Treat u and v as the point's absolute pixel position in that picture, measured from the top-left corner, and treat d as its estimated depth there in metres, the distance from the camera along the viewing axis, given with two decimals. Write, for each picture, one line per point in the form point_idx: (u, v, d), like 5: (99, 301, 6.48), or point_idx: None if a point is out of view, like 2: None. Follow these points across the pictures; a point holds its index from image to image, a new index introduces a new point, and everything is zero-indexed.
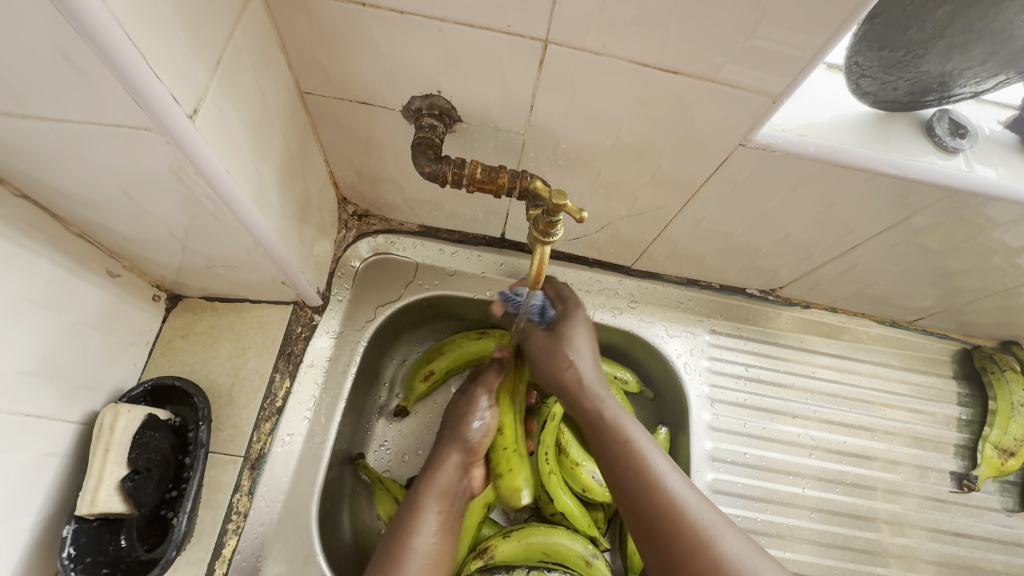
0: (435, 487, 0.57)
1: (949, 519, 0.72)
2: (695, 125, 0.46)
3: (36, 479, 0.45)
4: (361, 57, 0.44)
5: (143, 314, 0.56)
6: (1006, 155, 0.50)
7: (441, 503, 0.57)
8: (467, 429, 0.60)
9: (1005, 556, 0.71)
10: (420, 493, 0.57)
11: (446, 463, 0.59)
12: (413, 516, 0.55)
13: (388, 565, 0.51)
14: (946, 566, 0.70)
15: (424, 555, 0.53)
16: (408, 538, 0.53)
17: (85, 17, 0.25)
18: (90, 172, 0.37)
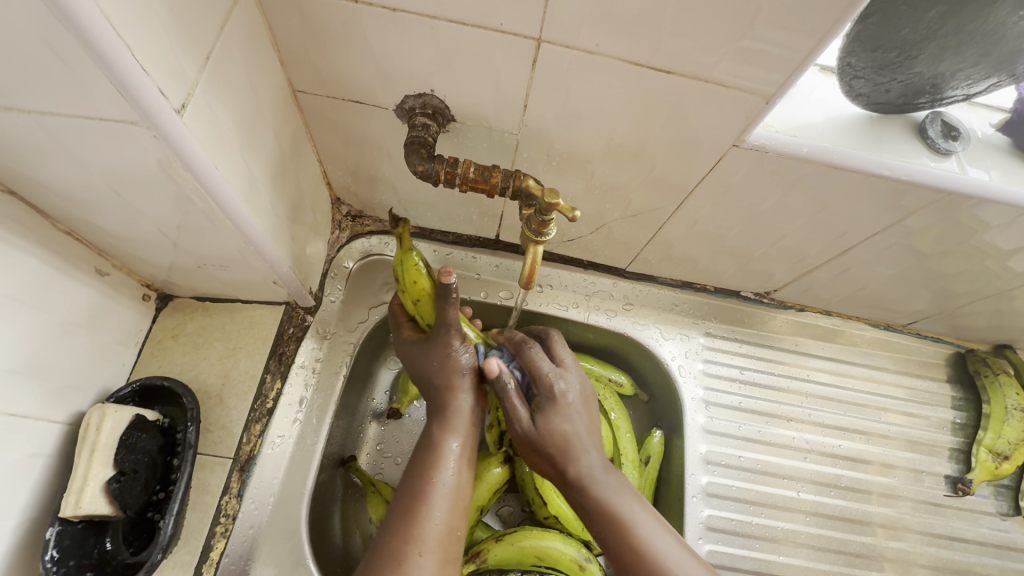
0: (453, 423, 0.51)
1: (943, 523, 0.72)
2: (688, 127, 0.46)
3: (19, 481, 0.44)
4: (354, 55, 0.44)
5: (132, 313, 0.56)
6: (998, 158, 0.50)
7: (461, 433, 0.51)
8: (461, 362, 0.52)
9: (1000, 561, 0.71)
10: (436, 427, 0.51)
11: (454, 395, 0.52)
12: (432, 454, 0.49)
13: (415, 506, 0.45)
14: (942, 571, 0.70)
15: (449, 485, 0.47)
16: (428, 473, 0.47)
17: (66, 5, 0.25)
18: (77, 167, 0.37)
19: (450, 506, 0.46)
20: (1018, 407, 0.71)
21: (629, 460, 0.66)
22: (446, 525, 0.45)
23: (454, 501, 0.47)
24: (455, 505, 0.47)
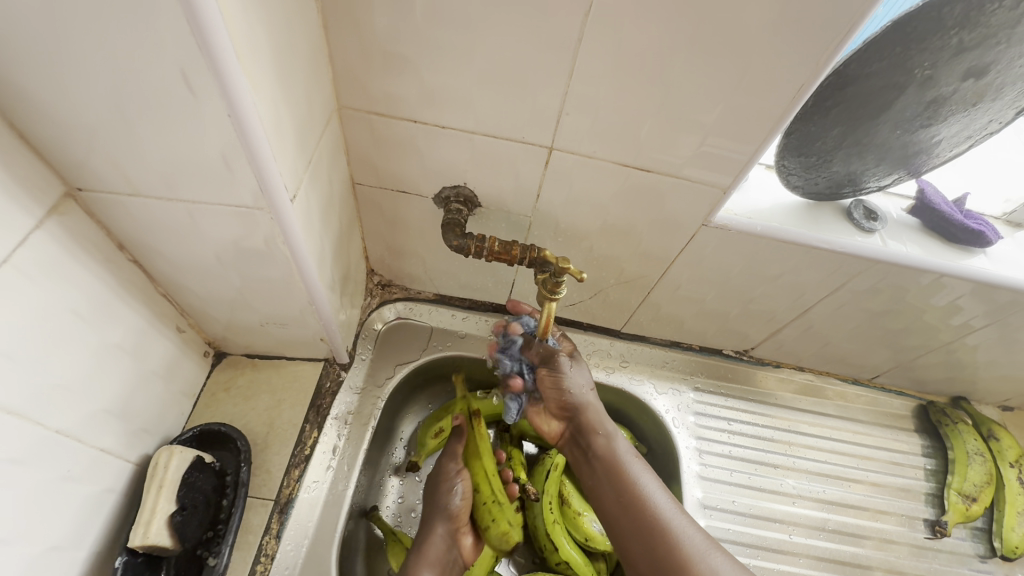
0: (425, 559, 0.62)
1: (929, 565, 0.76)
2: (668, 210, 0.58)
3: (95, 513, 0.50)
4: (407, 158, 0.57)
5: (195, 367, 0.63)
6: (913, 234, 0.63)
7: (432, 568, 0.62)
8: (446, 500, 0.67)
9: None
10: (413, 561, 0.63)
11: (431, 534, 0.64)
12: None
13: None
14: None
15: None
16: None
17: (251, 140, 0.36)
18: (198, 243, 0.47)
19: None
20: (978, 452, 0.78)
21: None
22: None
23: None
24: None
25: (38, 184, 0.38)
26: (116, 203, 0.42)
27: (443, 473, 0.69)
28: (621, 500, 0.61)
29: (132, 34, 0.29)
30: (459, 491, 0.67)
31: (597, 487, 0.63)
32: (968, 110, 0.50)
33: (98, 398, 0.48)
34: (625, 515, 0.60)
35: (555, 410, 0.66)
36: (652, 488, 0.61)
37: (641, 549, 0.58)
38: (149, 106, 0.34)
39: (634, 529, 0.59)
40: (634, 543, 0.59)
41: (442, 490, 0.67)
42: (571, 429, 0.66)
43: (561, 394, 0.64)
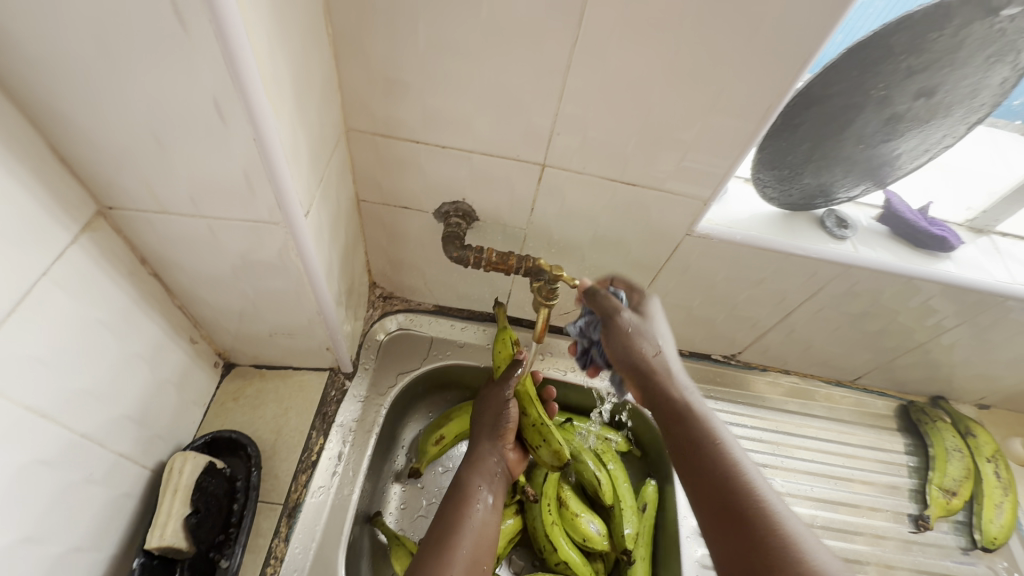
0: (479, 470, 0.67)
1: (931, 561, 0.77)
2: (653, 222, 0.62)
3: (113, 516, 0.52)
4: (410, 177, 0.61)
5: (206, 377, 0.66)
6: (883, 240, 0.67)
7: (485, 478, 0.66)
8: (500, 420, 0.70)
9: None
10: (466, 471, 0.67)
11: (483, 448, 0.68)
12: (463, 493, 0.64)
13: (434, 538, 0.59)
14: None
15: (475, 522, 0.61)
16: (462, 513, 0.62)
17: (272, 161, 0.40)
18: (216, 256, 0.50)
19: (476, 536, 0.60)
20: (957, 448, 0.82)
21: (627, 506, 0.75)
22: (473, 548, 0.59)
23: (480, 535, 0.61)
24: (480, 538, 0.60)
25: (75, 201, 0.41)
26: (142, 221, 0.46)
27: (500, 394, 0.71)
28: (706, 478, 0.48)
29: (172, 69, 0.33)
30: (510, 413, 0.70)
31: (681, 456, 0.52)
32: (923, 126, 0.55)
33: (120, 405, 0.51)
34: (719, 495, 0.47)
35: (627, 369, 0.59)
36: (758, 472, 0.48)
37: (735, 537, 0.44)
38: (181, 132, 0.38)
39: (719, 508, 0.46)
40: (712, 513, 0.47)
41: (496, 411, 0.70)
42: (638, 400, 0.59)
43: (626, 361, 0.59)
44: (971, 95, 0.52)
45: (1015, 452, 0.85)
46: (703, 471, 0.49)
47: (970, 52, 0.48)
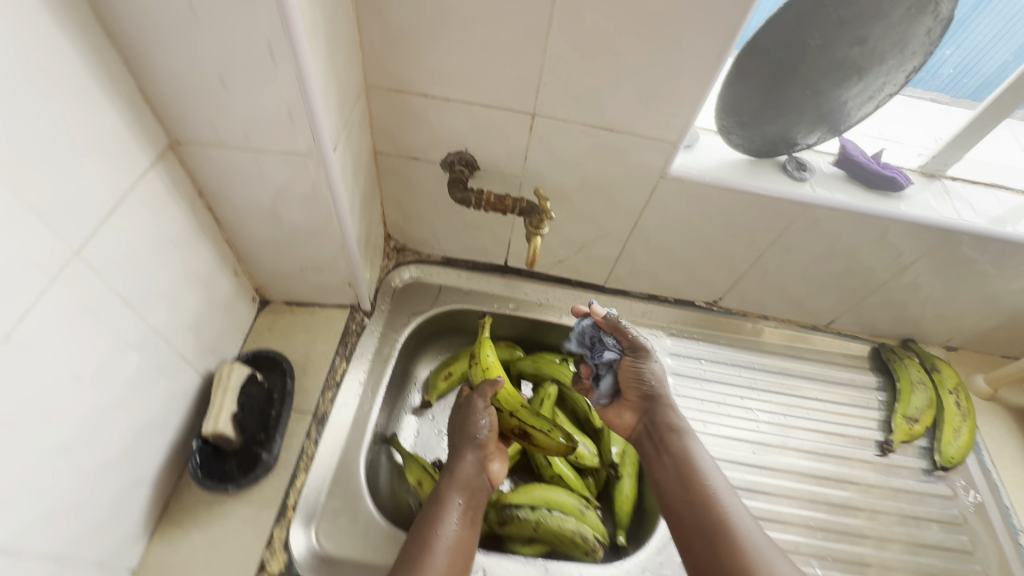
0: (457, 482, 0.71)
1: (899, 479, 0.85)
2: (631, 167, 0.71)
3: (174, 407, 0.62)
4: (420, 129, 0.70)
5: (245, 308, 0.76)
6: (839, 183, 0.75)
7: (462, 490, 0.70)
8: (475, 432, 0.75)
9: (940, 507, 0.82)
10: (444, 484, 0.71)
11: (460, 461, 0.73)
12: (439, 506, 0.67)
13: (418, 547, 0.62)
14: (892, 516, 0.81)
15: (450, 538, 0.64)
16: (435, 526, 0.65)
17: (309, 97, 0.50)
18: (258, 189, 0.61)
19: (450, 551, 0.63)
20: (921, 382, 0.89)
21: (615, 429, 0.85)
22: (447, 561, 0.62)
23: (453, 550, 0.63)
24: (453, 555, 0.63)
25: (152, 134, 0.52)
26: (201, 156, 0.56)
27: (473, 406, 0.78)
28: (687, 496, 0.68)
29: (235, 20, 0.43)
30: (486, 423, 0.77)
31: (666, 475, 0.71)
32: (862, 74, 0.63)
33: (182, 313, 0.61)
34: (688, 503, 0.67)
35: (637, 398, 0.78)
36: (726, 493, 0.67)
37: (703, 541, 0.63)
38: (238, 74, 0.48)
39: (688, 513, 0.67)
40: (696, 532, 0.65)
41: (470, 422, 0.76)
42: (647, 422, 0.77)
43: (642, 384, 0.77)
44: (901, 46, 0.60)
45: (977, 385, 0.91)
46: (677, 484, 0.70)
47: (891, 2, 0.57)
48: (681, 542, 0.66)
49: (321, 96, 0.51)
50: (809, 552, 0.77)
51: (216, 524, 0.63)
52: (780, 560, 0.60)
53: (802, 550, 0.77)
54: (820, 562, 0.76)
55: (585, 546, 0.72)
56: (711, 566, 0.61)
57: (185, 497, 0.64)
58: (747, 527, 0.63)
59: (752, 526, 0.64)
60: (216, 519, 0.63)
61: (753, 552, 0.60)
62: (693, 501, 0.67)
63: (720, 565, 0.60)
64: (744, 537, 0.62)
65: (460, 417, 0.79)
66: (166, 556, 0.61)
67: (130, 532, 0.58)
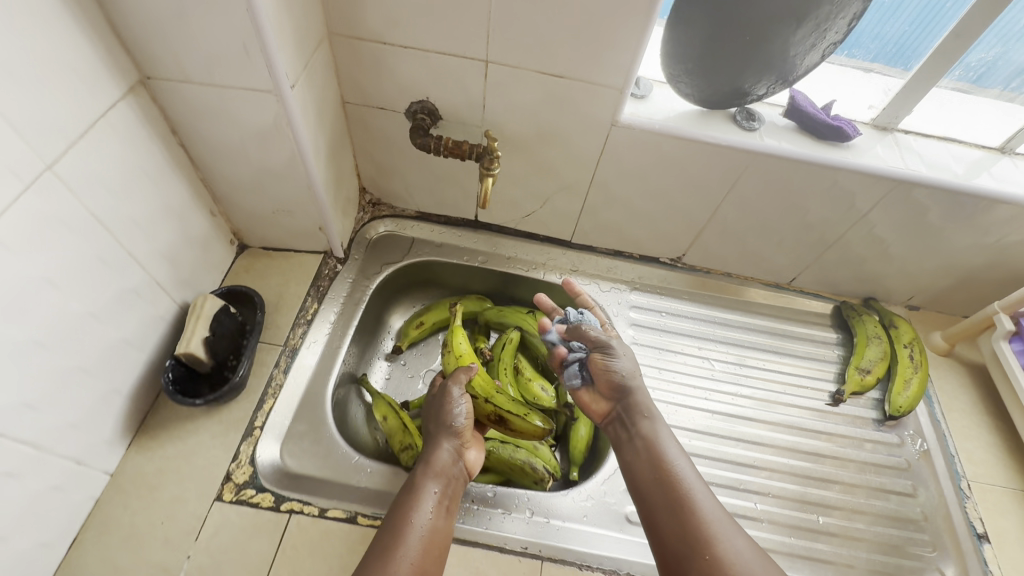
0: (432, 470, 0.68)
1: (848, 427, 0.87)
2: (583, 114, 0.74)
3: (151, 329, 0.68)
4: (383, 78, 0.74)
5: (223, 250, 0.82)
6: (789, 134, 0.78)
7: (438, 478, 0.67)
8: (452, 419, 0.72)
9: (887, 452, 0.85)
10: (418, 473, 0.68)
11: (436, 449, 0.70)
12: (413, 495, 0.65)
13: (392, 536, 0.60)
14: (839, 461, 0.84)
15: (424, 528, 0.62)
16: (410, 515, 0.62)
17: (262, 32, 0.54)
18: (226, 127, 0.66)
19: (424, 542, 0.61)
20: (876, 336, 0.91)
21: None
22: (421, 552, 0.60)
23: (428, 541, 0.61)
24: (427, 545, 0.61)
25: (123, 68, 0.57)
26: (172, 93, 0.61)
27: (450, 393, 0.75)
28: (655, 477, 0.68)
29: None
30: (462, 411, 0.73)
31: (635, 459, 0.71)
32: (801, 22, 0.65)
33: (157, 242, 0.66)
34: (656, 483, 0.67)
35: (607, 389, 0.77)
36: (690, 474, 0.68)
37: (668, 520, 0.64)
38: (196, 8, 0.52)
39: (655, 493, 0.67)
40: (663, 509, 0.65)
41: (446, 408, 0.74)
42: (620, 409, 0.76)
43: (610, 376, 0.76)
44: None
45: (935, 342, 0.93)
46: (644, 463, 0.70)
47: None
48: (649, 524, 0.66)
49: (275, 32, 0.56)
50: (749, 489, 0.80)
51: (188, 437, 0.69)
52: (739, 538, 0.60)
53: (742, 486, 0.80)
54: (761, 498, 0.79)
55: (535, 476, 0.76)
56: (675, 544, 0.62)
57: (162, 413, 0.70)
58: (710, 506, 0.64)
59: (715, 504, 0.65)
60: (189, 433, 0.69)
61: (713, 528, 0.61)
62: (659, 482, 0.67)
63: (684, 544, 0.61)
64: (706, 514, 0.63)
65: (436, 403, 0.76)
66: (141, 463, 0.67)
67: (108, 436, 0.64)
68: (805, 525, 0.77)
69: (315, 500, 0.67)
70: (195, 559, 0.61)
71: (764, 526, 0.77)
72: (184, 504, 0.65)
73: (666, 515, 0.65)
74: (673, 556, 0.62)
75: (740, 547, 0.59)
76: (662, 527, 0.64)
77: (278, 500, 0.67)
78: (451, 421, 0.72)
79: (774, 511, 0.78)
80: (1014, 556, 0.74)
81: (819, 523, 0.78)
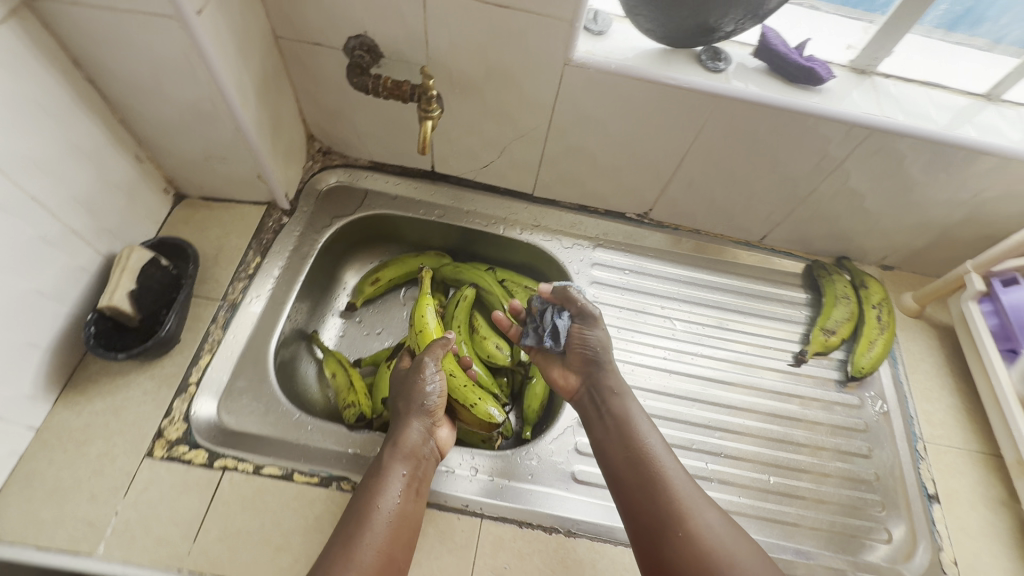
0: (400, 451, 0.64)
1: (808, 388, 0.85)
2: (532, 50, 0.68)
3: (72, 281, 0.64)
4: (313, 9, 0.68)
5: (156, 198, 0.77)
6: (758, 77, 0.72)
7: (406, 459, 0.64)
8: (423, 396, 0.67)
9: (846, 413, 0.83)
10: (385, 454, 0.64)
11: (405, 428, 0.66)
12: (379, 478, 0.61)
13: (358, 525, 0.58)
14: (797, 422, 0.82)
15: (391, 513, 0.59)
16: (375, 502, 0.59)
17: None
18: (134, 59, 0.60)
19: (391, 528, 0.58)
20: (844, 296, 0.88)
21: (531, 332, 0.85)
22: (388, 539, 0.57)
23: (396, 527, 0.59)
24: (394, 530, 0.58)
25: None
26: (64, 16, 0.55)
27: (421, 368, 0.69)
28: (628, 456, 0.64)
29: None
30: (436, 389, 0.68)
31: (607, 437, 0.67)
32: None
33: (67, 187, 0.62)
34: (627, 461, 0.64)
35: (578, 362, 0.73)
36: (660, 447, 0.65)
37: (642, 498, 0.61)
38: None
39: (630, 475, 0.63)
40: (636, 489, 0.62)
41: (417, 383, 0.69)
42: (588, 385, 0.72)
43: (586, 346, 0.72)
44: None
45: (904, 303, 0.90)
46: (616, 440, 0.66)
47: None
48: (624, 507, 0.62)
49: None
50: (701, 449, 0.79)
51: (117, 392, 0.67)
52: (712, 513, 0.59)
53: (694, 446, 0.79)
54: (713, 458, 0.78)
55: (484, 435, 0.76)
56: (648, 524, 0.60)
57: (90, 368, 0.68)
58: (682, 483, 0.62)
59: (685, 477, 0.63)
60: (118, 388, 0.67)
61: (689, 507, 0.59)
62: (632, 462, 0.64)
63: (658, 523, 0.59)
64: (679, 492, 0.61)
65: (405, 377, 0.72)
66: (68, 417, 0.64)
67: (28, 390, 0.61)
68: (755, 485, 0.76)
69: (251, 457, 0.65)
70: (122, 515, 0.60)
71: (713, 485, 0.76)
72: (110, 460, 0.63)
73: (639, 492, 0.62)
74: (647, 536, 0.59)
75: (715, 523, 0.59)
76: (635, 504, 0.62)
77: (213, 456, 0.65)
78: (422, 398, 0.67)
79: (725, 471, 0.77)
80: (964, 518, 0.73)
81: (768, 483, 0.76)
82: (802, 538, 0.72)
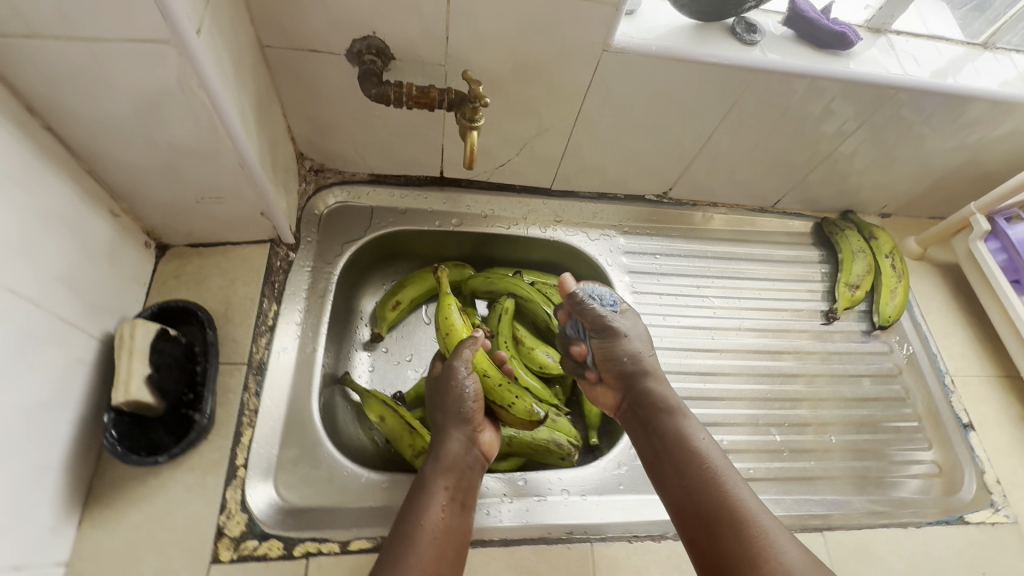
0: (441, 466, 0.60)
1: (841, 343, 0.89)
2: (567, 37, 0.62)
3: (73, 380, 0.52)
4: (310, 10, 0.57)
5: (138, 257, 0.64)
6: (788, 46, 0.70)
7: (448, 472, 0.60)
8: (460, 401, 0.64)
9: (878, 362, 0.88)
10: (426, 469, 0.61)
11: (445, 439, 0.63)
12: (423, 494, 0.58)
13: (400, 545, 0.54)
14: (840, 377, 0.86)
15: (435, 530, 0.55)
16: (418, 519, 0.56)
17: None
18: (110, 98, 0.47)
19: (435, 545, 0.54)
20: (861, 251, 0.91)
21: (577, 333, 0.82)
22: (433, 559, 0.53)
23: (440, 543, 0.55)
24: (439, 549, 0.54)
25: None
26: (13, 53, 0.42)
27: (451, 369, 0.65)
28: (685, 482, 0.60)
29: None
30: (472, 391, 0.64)
31: (663, 460, 0.63)
32: None
33: (46, 269, 0.49)
34: (686, 489, 0.60)
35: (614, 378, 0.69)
36: (726, 473, 0.60)
37: (708, 533, 0.57)
38: None
39: (691, 506, 0.59)
40: (701, 524, 0.57)
41: (451, 387, 0.65)
42: (633, 399, 0.68)
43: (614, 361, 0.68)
44: None
45: (908, 248, 0.96)
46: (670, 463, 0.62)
47: None
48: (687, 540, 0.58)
49: None
50: (767, 422, 0.81)
51: (155, 496, 0.56)
52: (790, 550, 0.54)
53: (759, 421, 0.81)
54: (779, 429, 0.81)
55: (561, 452, 0.71)
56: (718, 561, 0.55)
57: (113, 474, 0.56)
58: (756, 515, 0.56)
59: (759, 507, 0.58)
60: (155, 491, 0.57)
61: (763, 543, 0.54)
62: (692, 490, 0.60)
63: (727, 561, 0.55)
64: (751, 526, 0.55)
65: (433, 382, 0.68)
66: (104, 539, 0.54)
67: (49, 521, 0.50)
68: (819, 447, 0.80)
69: (331, 535, 0.58)
70: None
71: (783, 456, 0.78)
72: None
73: (703, 526, 0.57)
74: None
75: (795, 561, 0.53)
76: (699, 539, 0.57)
77: (290, 544, 0.57)
78: (459, 403, 0.64)
79: (792, 439, 0.80)
80: (997, 439, 0.81)
81: (829, 443, 0.81)
82: (870, 488, 0.78)
